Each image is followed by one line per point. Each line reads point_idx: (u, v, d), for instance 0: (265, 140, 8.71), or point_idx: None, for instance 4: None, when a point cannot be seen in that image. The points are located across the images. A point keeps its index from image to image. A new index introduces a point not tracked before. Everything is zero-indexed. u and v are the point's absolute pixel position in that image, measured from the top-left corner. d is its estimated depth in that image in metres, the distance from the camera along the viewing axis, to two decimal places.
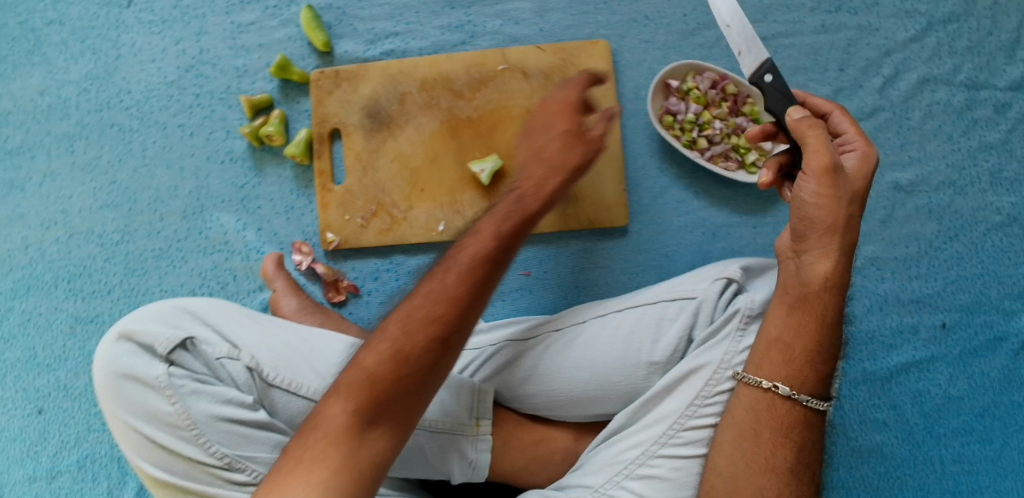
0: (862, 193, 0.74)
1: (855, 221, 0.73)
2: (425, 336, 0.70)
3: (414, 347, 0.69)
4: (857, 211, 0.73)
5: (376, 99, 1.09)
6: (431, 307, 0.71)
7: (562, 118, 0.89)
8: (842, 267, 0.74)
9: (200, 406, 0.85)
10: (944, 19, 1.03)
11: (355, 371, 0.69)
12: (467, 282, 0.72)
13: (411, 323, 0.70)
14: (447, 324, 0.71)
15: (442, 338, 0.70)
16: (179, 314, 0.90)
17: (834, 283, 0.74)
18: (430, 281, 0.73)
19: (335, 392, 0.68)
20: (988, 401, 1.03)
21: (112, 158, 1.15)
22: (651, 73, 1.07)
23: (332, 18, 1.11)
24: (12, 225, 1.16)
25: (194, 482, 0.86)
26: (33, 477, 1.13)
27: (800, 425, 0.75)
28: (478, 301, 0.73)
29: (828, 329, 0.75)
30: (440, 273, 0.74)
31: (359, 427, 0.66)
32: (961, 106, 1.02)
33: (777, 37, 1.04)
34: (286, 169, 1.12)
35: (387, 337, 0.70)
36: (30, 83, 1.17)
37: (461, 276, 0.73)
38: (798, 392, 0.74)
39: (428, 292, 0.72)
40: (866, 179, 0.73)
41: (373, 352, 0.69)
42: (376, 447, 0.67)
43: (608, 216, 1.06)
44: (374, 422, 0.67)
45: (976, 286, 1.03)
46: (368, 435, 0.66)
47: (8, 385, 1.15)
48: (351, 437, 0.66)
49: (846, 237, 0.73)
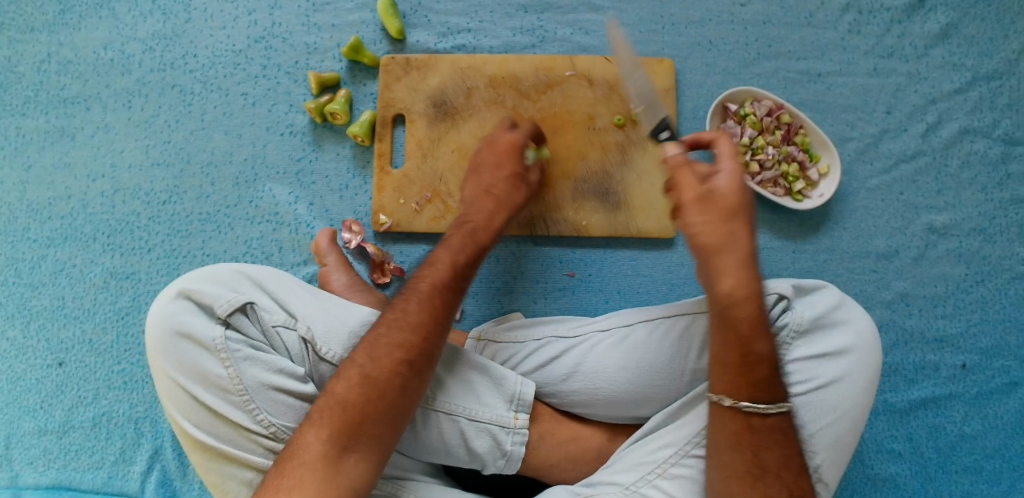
0: (743, 207, 0.77)
1: (739, 234, 0.76)
2: (389, 360, 0.76)
3: (381, 371, 0.75)
4: (736, 224, 0.76)
5: (443, 90, 1.11)
6: (391, 333, 0.78)
7: (507, 160, 1.01)
8: (745, 279, 0.75)
9: (253, 372, 0.80)
10: (988, 75, 1.09)
11: (328, 398, 0.74)
12: (422, 309, 0.81)
13: (375, 349, 0.77)
14: (410, 347, 0.78)
15: (405, 359, 0.77)
16: (237, 278, 0.84)
17: (749, 298, 0.75)
18: (389, 313, 0.81)
19: (310, 423, 0.73)
20: (1000, 441, 1.06)
21: (170, 118, 1.15)
22: (710, 95, 1.11)
23: (407, 8, 1.14)
24: (57, 173, 1.14)
25: (234, 449, 0.80)
26: (44, 430, 1.09)
27: (775, 429, 0.76)
28: (435, 324, 0.80)
29: (751, 339, 0.75)
30: (398, 303, 0.82)
31: (336, 451, 0.72)
32: (996, 158, 1.08)
33: (832, 74, 1.10)
34: (344, 148, 1.14)
35: (353, 365, 0.76)
36: (94, 35, 1.17)
37: (415, 303, 0.81)
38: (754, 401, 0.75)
39: (387, 321, 0.80)
40: (739, 194, 0.77)
41: (343, 380, 0.75)
42: (356, 470, 0.72)
43: (659, 227, 1.10)
44: (348, 447, 0.72)
45: (997, 331, 1.07)
46: (345, 459, 0.72)
47: (30, 333, 1.11)
48: (328, 463, 0.71)
49: (735, 251, 0.76)
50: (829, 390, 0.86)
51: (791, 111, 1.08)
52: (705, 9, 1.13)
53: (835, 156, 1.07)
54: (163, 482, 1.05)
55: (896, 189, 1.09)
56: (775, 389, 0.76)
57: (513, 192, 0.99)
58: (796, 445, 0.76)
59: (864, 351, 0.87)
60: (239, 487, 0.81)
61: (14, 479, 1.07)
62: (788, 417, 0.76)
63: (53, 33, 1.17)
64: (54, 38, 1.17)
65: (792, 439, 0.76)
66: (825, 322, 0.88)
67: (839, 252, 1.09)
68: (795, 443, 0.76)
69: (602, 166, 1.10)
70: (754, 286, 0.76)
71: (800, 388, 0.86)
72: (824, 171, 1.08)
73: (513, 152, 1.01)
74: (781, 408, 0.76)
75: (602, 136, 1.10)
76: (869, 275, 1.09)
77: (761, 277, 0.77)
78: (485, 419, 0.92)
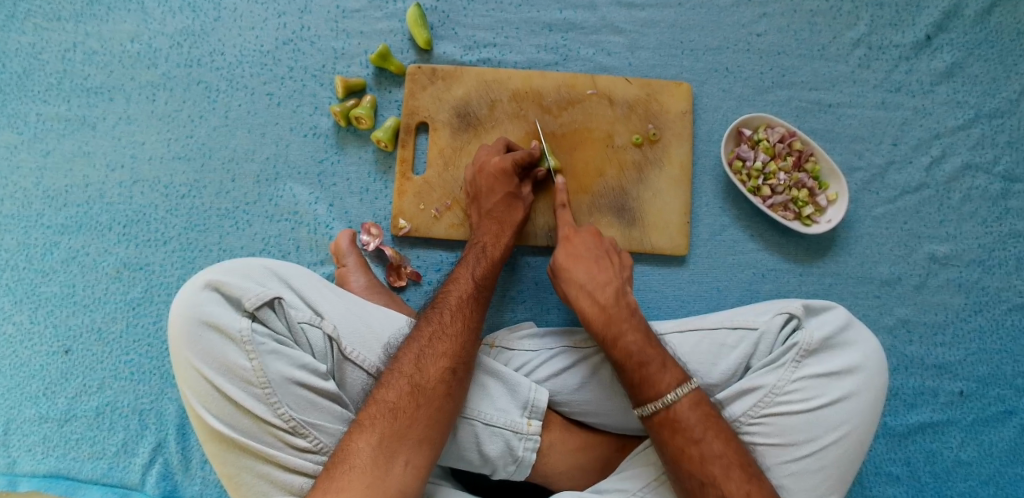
0: (582, 253, 0.98)
1: (571, 276, 0.96)
2: (435, 369, 0.83)
3: (428, 379, 0.81)
4: (568, 269, 0.97)
5: (468, 101, 1.13)
6: (435, 345, 0.84)
7: (502, 181, 1.03)
8: (590, 304, 0.93)
9: (277, 366, 0.81)
10: (990, 113, 1.15)
11: (378, 406, 0.79)
12: (459, 320, 0.88)
13: (422, 360, 0.83)
14: (453, 357, 0.84)
15: (450, 367, 0.83)
16: (267, 275, 0.86)
17: (591, 319, 0.92)
18: (428, 326, 0.87)
19: (360, 429, 0.78)
20: (994, 469, 1.08)
21: (194, 113, 1.16)
22: (725, 119, 1.16)
23: (435, 20, 1.17)
24: (75, 161, 1.15)
25: (253, 442, 0.80)
26: (45, 417, 1.09)
27: (662, 423, 0.84)
28: (472, 333, 0.88)
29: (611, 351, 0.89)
30: (435, 316, 0.88)
31: (386, 454, 0.76)
32: (997, 193, 1.13)
33: (842, 106, 1.15)
34: (367, 152, 1.15)
35: (401, 375, 0.82)
36: (122, 28, 1.17)
37: (453, 316, 0.88)
38: (657, 402, 0.84)
39: (429, 334, 0.86)
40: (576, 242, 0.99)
41: (392, 388, 0.81)
42: (405, 474, 0.76)
43: (671, 244, 1.12)
44: (397, 452, 0.77)
45: (994, 360, 1.11)
46: (394, 462, 0.76)
47: (38, 319, 1.11)
48: (379, 467, 0.75)
49: (573, 287, 0.95)
50: (838, 407, 0.87)
51: (803, 138, 1.11)
52: (724, 37, 1.17)
53: (843, 185, 1.11)
54: (164, 476, 1.06)
55: (901, 218, 1.13)
56: (650, 385, 0.85)
57: (510, 210, 1.03)
58: (695, 435, 0.82)
59: (871, 370, 0.89)
60: (256, 481, 0.80)
61: (12, 466, 1.07)
62: (674, 410, 0.83)
63: (80, 23, 1.17)
64: (81, 28, 1.17)
65: (688, 430, 0.82)
66: (835, 342, 0.90)
67: (845, 277, 1.13)
68: (691, 434, 0.82)
69: (620, 184, 1.12)
70: (594, 310, 0.92)
71: (810, 403, 0.87)
72: (832, 198, 1.11)
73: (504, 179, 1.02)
74: (663, 402, 0.84)
75: (620, 154, 1.12)
76: (873, 300, 1.12)
77: (603, 298, 0.93)
78: (499, 423, 0.91)
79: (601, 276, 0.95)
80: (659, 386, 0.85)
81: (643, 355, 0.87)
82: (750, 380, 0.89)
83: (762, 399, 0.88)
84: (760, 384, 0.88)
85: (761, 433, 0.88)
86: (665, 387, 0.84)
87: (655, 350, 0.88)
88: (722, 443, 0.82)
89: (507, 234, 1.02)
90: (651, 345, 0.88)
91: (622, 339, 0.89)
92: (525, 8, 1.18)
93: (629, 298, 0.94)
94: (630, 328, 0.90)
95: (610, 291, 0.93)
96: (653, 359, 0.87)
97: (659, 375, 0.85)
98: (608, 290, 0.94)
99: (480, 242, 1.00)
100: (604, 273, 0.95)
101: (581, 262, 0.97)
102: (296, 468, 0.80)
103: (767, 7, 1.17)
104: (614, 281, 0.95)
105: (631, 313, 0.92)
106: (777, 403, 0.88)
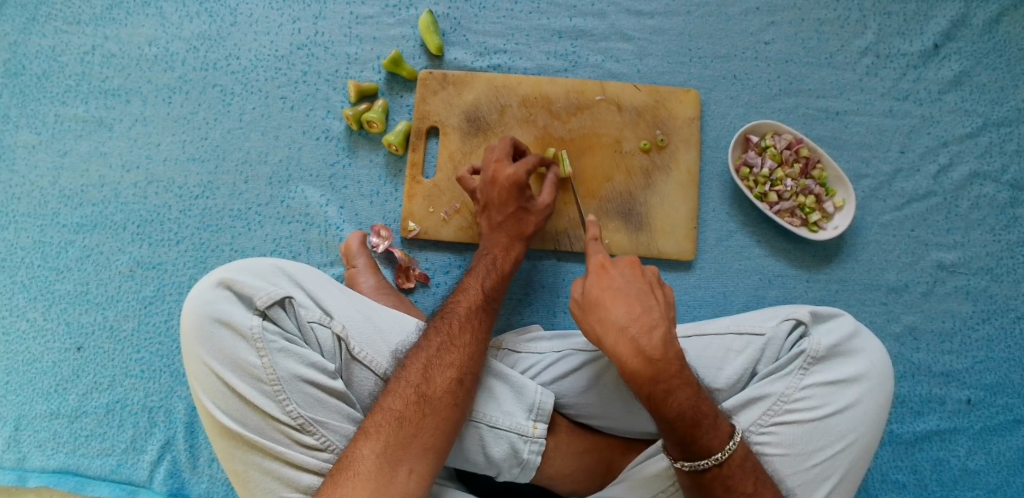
0: (622, 291, 0.86)
1: (608, 315, 0.85)
2: (443, 380, 0.83)
3: (437, 389, 0.82)
4: (604, 307, 0.86)
5: (478, 106, 1.15)
6: (443, 355, 0.85)
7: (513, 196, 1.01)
8: (635, 352, 0.82)
9: (286, 364, 0.81)
10: (997, 122, 1.15)
11: (384, 414, 0.80)
12: (468, 331, 0.88)
13: (429, 370, 0.83)
14: (461, 367, 0.85)
15: (457, 378, 0.84)
16: (277, 273, 0.87)
17: (635, 371, 0.82)
18: (436, 336, 0.87)
19: (365, 436, 0.79)
20: (1002, 478, 1.08)
21: (209, 116, 1.18)
22: (732, 126, 1.17)
23: (447, 26, 1.19)
24: (92, 162, 1.17)
25: (262, 438, 0.81)
26: (56, 413, 1.10)
27: (715, 479, 0.81)
28: (479, 345, 0.88)
29: (659, 404, 0.81)
30: (444, 326, 0.88)
31: (390, 462, 0.77)
32: (1004, 202, 1.14)
33: (849, 113, 1.16)
34: (378, 155, 1.17)
35: (408, 384, 0.82)
36: (140, 31, 1.20)
37: (462, 327, 0.88)
38: (715, 457, 0.80)
39: (439, 343, 0.86)
40: (617, 278, 0.87)
41: (398, 397, 0.81)
42: (408, 481, 0.77)
43: (678, 250, 1.13)
44: (402, 460, 0.77)
45: (1002, 369, 1.11)
46: (398, 471, 0.77)
47: (52, 316, 1.13)
48: (383, 473, 0.76)
49: (610, 329, 0.84)
50: (844, 415, 0.88)
51: (810, 145, 1.11)
52: (732, 45, 1.18)
53: (850, 192, 1.11)
54: (172, 473, 1.07)
55: (908, 225, 1.14)
56: (702, 443, 0.80)
57: (520, 224, 1.02)
58: (748, 488, 0.81)
59: (877, 378, 0.89)
60: (263, 477, 0.81)
61: (22, 461, 1.09)
62: (728, 466, 0.81)
63: (99, 26, 1.20)
64: (100, 31, 1.20)
65: (741, 485, 0.81)
66: (842, 350, 0.90)
67: (852, 283, 1.13)
68: (743, 489, 0.81)
69: (627, 188, 1.13)
70: (639, 361, 0.82)
71: (818, 411, 0.88)
72: (839, 205, 1.11)
73: (517, 191, 1.01)
74: (715, 459, 0.80)
75: (627, 160, 1.13)
76: (879, 307, 1.12)
77: (649, 346, 0.82)
78: (504, 426, 0.91)
79: (646, 318, 0.83)
80: (712, 442, 0.81)
81: (695, 415, 0.81)
82: (758, 389, 0.89)
83: (771, 407, 0.88)
84: (767, 392, 0.88)
85: (770, 443, 0.87)
86: (718, 444, 0.81)
87: (707, 406, 0.82)
88: (771, 494, 0.81)
89: (517, 246, 1.02)
90: (701, 400, 0.82)
91: (672, 396, 0.81)
92: (536, 15, 1.19)
93: (675, 343, 0.84)
94: (681, 384, 0.81)
95: (657, 337, 0.83)
96: (705, 417, 0.81)
97: (711, 432, 0.81)
98: (654, 335, 0.83)
99: (490, 253, 1.00)
100: (648, 314, 0.84)
101: (621, 300, 0.85)
102: (304, 465, 0.81)
103: (775, 15, 1.19)
104: (658, 324, 0.84)
105: (679, 363, 0.83)
106: (786, 411, 0.88)
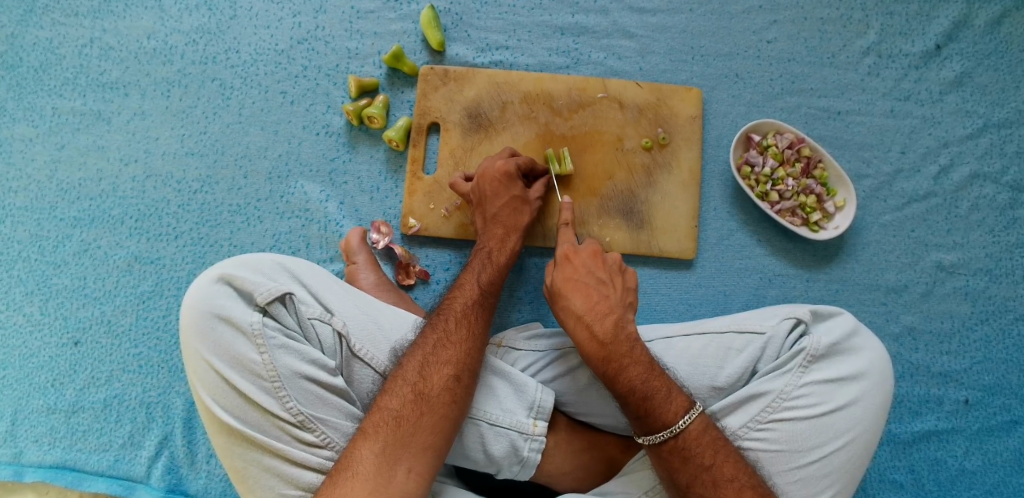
0: (580, 280, 0.92)
1: (568, 304, 0.91)
2: (439, 378, 0.83)
3: (432, 387, 0.82)
4: (565, 297, 0.91)
5: (479, 102, 1.14)
6: (440, 352, 0.85)
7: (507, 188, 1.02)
8: (589, 335, 0.88)
9: (286, 360, 0.81)
10: (999, 123, 1.15)
11: (382, 414, 0.80)
12: (463, 327, 0.87)
13: (426, 367, 0.83)
14: (458, 365, 0.84)
15: (453, 376, 0.83)
16: (277, 269, 0.86)
17: (590, 353, 0.87)
18: (432, 333, 0.87)
19: (364, 436, 0.78)
20: (998, 478, 1.08)
21: (208, 110, 1.17)
22: (734, 125, 1.16)
23: (448, 22, 1.18)
24: (90, 155, 1.16)
25: (261, 434, 0.80)
26: (53, 409, 1.09)
27: (673, 451, 0.82)
28: (476, 340, 0.87)
29: (611, 381, 0.85)
30: (440, 323, 0.88)
31: (388, 461, 0.77)
32: (1004, 203, 1.14)
33: (851, 114, 1.16)
34: (378, 151, 1.16)
35: (404, 383, 0.82)
36: (139, 24, 1.19)
37: (457, 323, 0.88)
38: (671, 429, 0.82)
39: (434, 341, 0.86)
40: (576, 266, 0.93)
41: (395, 396, 0.81)
42: (407, 481, 0.77)
43: (679, 248, 1.12)
44: (400, 460, 0.77)
45: (999, 370, 1.11)
46: (397, 470, 0.77)
47: (49, 310, 1.12)
48: (382, 473, 0.76)
49: (570, 316, 0.90)
50: (844, 413, 0.88)
51: (812, 145, 1.11)
52: (733, 43, 1.18)
53: (851, 191, 1.11)
54: (170, 469, 1.06)
55: (908, 226, 1.14)
56: (657, 417, 0.82)
57: (514, 216, 1.02)
58: (706, 461, 0.81)
59: (876, 376, 0.89)
60: (262, 473, 0.80)
61: (19, 456, 1.08)
62: (683, 439, 0.82)
63: (97, 18, 1.19)
64: (98, 23, 1.19)
65: (698, 457, 0.81)
66: (842, 348, 0.91)
67: (851, 283, 1.13)
68: (702, 460, 0.81)
69: (628, 186, 1.13)
70: (594, 344, 0.87)
71: (817, 409, 0.88)
72: (839, 204, 1.12)
73: (507, 183, 1.02)
74: (671, 431, 0.82)
75: (628, 157, 1.13)
76: (879, 307, 1.12)
77: (602, 330, 0.88)
78: (504, 424, 0.91)
79: (601, 306, 0.89)
80: (666, 417, 0.82)
81: (646, 389, 0.84)
82: (756, 385, 0.89)
83: (770, 404, 0.88)
84: (766, 389, 0.88)
85: (767, 439, 0.88)
86: (673, 417, 0.82)
87: (660, 380, 0.85)
88: (732, 467, 0.81)
89: (513, 238, 1.01)
90: (654, 376, 0.85)
91: (624, 373, 0.85)
92: (538, 11, 1.19)
93: (630, 328, 0.89)
94: (633, 362, 0.86)
95: (609, 322, 0.88)
96: (657, 391, 0.84)
97: (665, 405, 0.83)
98: (607, 322, 0.88)
99: (485, 247, 1.00)
100: (603, 301, 0.90)
101: (580, 289, 0.91)
102: (305, 462, 0.81)
103: (778, 14, 1.18)
104: (613, 312, 0.89)
105: (632, 345, 0.87)
106: (784, 408, 0.88)
